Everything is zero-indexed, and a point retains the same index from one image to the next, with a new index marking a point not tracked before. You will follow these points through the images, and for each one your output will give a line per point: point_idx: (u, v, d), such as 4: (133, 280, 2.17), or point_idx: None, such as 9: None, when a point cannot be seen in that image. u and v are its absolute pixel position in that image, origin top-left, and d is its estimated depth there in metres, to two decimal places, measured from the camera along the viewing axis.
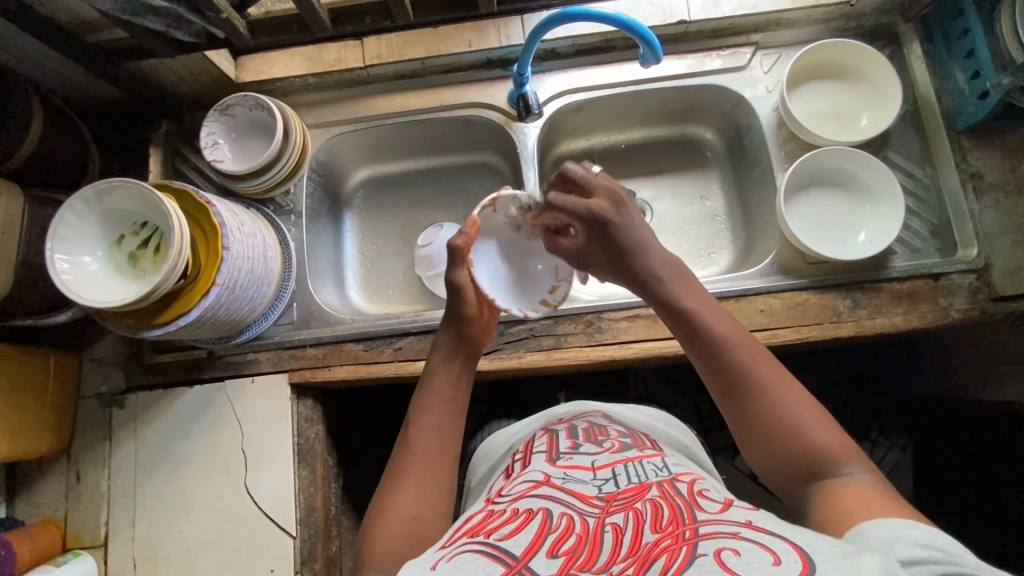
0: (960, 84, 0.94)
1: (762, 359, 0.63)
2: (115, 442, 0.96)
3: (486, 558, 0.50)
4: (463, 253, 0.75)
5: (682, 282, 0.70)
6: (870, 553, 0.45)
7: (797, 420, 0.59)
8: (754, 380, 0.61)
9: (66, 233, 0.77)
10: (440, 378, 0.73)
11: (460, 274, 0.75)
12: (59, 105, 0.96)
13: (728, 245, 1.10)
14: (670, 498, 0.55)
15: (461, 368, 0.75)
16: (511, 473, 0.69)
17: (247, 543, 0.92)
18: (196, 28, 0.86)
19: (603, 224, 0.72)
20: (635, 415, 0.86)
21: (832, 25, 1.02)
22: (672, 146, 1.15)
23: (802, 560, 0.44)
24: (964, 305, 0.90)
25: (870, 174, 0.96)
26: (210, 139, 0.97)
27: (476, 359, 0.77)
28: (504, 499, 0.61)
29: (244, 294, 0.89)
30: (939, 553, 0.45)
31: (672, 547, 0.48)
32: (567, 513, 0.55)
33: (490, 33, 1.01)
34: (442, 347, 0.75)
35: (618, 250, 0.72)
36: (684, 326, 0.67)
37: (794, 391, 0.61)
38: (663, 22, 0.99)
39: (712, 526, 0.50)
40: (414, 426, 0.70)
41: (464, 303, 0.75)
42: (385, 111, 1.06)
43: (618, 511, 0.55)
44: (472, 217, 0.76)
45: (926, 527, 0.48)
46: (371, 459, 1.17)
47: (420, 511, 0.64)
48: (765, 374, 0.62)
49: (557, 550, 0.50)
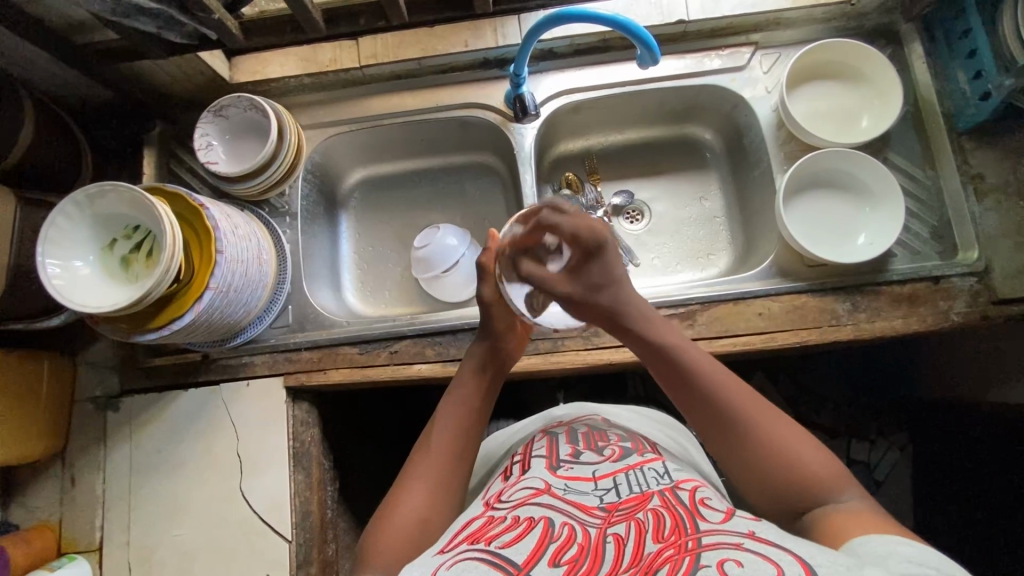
0: (962, 85, 0.93)
1: (751, 399, 0.63)
2: (111, 445, 0.96)
3: (488, 566, 0.50)
4: (491, 269, 0.79)
5: (657, 322, 0.70)
6: (872, 567, 0.45)
7: (788, 454, 0.59)
8: (745, 421, 0.61)
9: (58, 238, 0.77)
10: (470, 387, 0.74)
11: (489, 290, 0.78)
12: (51, 106, 0.95)
13: (727, 246, 1.09)
14: (672, 507, 0.55)
15: (489, 384, 0.76)
16: (510, 476, 0.68)
17: (243, 546, 0.91)
18: (187, 30, 0.84)
19: (598, 250, 0.70)
20: (633, 419, 0.85)
21: (833, 24, 1.00)
22: (671, 147, 1.14)
23: (806, 572, 0.44)
24: (964, 308, 0.89)
25: (870, 176, 0.95)
26: (204, 140, 0.96)
27: (506, 374, 0.78)
28: (504, 505, 0.60)
29: (238, 298, 0.88)
30: (933, 571, 0.45)
31: (674, 557, 0.48)
32: (569, 522, 0.55)
33: (486, 32, 1.00)
34: (476, 358, 0.77)
35: (604, 279, 0.70)
36: (669, 367, 0.67)
37: (777, 416, 0.62)
38: (661, 21, 0.97)
39: (715, 536, 0.49)
40: (433, 430, 0.70)
41: (497, 318, 0.78)
42: (380, 112, 1.05)
43: (620, 521, 0.54)
44: (493, 231, 0.81)
45: (921, 545, 0.48)
46: (367, 461, 1.17)
47: (427, 516, 0.63)
48: (758, 412, 0.62)
49: (559, 559, 0.50)
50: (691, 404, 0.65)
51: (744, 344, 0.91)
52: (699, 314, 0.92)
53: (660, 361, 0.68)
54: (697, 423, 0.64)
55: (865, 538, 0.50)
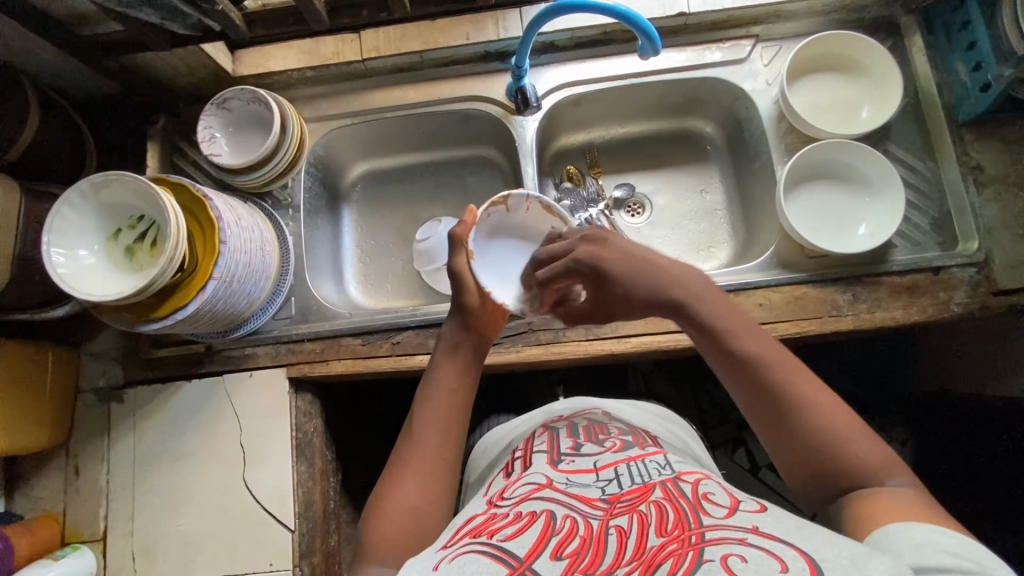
0: (962, 78, 0.93)
1: (825, 398, 0.60)
2: (115, 436, 0.96)
3: (489, 561, 0.50)
4: (464, 241, 0.80)
5: (716, 307, 0.66)
6: (878, 560, 0.45)
7: (802, 398, 0.60)
8: (763, 364, 0.62)
9: (64, 228, 0.77)
10: (446, 368, 0.74)
11: (460, 258, 0.79)
12: (53, 98, 0.96)
13: (728, 239, 1.09)
14: (674, 501, 0.55)
15: (467, 360, 0.75)
16: (511, 472, 0.68)
17: (247, 537, 0.92)
18: (191, 21, 0.85)
19: (604, 271, 0.70)
20: (634, 412, 0.85)
21: (833, 16, 1.01)
22: (672, 140, 1.14)
23: (810, 567, 0.44)
24: (964, 299, 0.90)
25: (871, 168, 0.95)
26: (207, 132, 0.96)
27: (485, 353, 0.78)
28: (506, 501, 0.60)
29: (241, 289, 0.88)
30: (968, 563, 0.46)
31: (677, 551, 0.47)
32: (571, 515, 0.55)
33: (487, 24, 1.00)
34: (449, 337, 0.77)
35: (625, 291, 0.69)
36: (734, 365, 0.63)
37: (844, 414, 0.60)
38: (662, 14, 0.98)
39: (718, 530, 0.50)
40: (416, 416, 0.70)
41: (465, 293, 0.78)
42: (383, 105, 1.05)
43: (622, 513, 0.54)
44: (470, 206, 0.82)
45: (963, 537, 0.48)
46: (369, 453, 1.17)
47: (420, 503, 0.64)
48: (776, 358, 0.63)
49: (561, 553, 0.50)
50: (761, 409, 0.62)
51: None
52: None
53: (731, 363, 0.64)
54: (745, 401, 0.63)
55: (903, 526, 0.50)
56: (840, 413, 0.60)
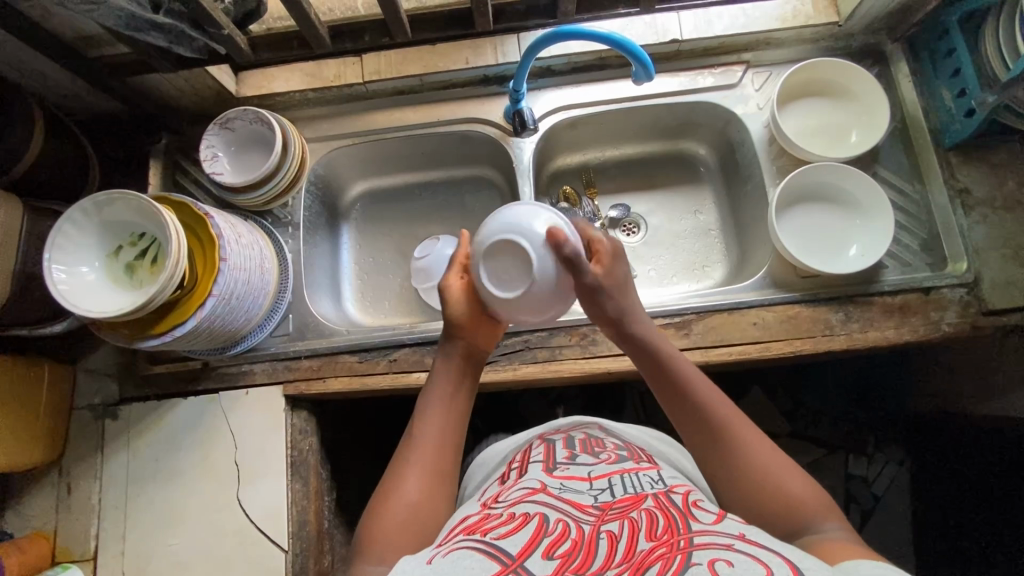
0: (947, 102, 0.96)
1: (786, 465, 0.61)
2: (108, 453, 0.96)
3: (483, 556, 0.50)
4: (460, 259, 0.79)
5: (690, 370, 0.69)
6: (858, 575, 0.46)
7: (745, 443, 0.63)
8: (710, 408, 0.65)
9: (65, 245, 0.78)
10: (441, 372, 0.74)
11: (453, 275, 0.77)
12: (58, 116, 0.97)
13: (722, 259, 1.11)
14: (665, 509, 0.55)
15: (455, 370, 0.74)
16: (507, 480, 0.68)
17: (239, 555, 0.91)
18: (198, 45, 0.87)
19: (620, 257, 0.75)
20: (627, 426, 0.85)
21: (821, 44, 1.04)
22: (666, 161, 1.17)
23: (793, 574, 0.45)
24: (955, 319, 0.91)
25: (859, 189, 0.97)
26: (210, 152, 0.98)
27: (476, 371, 0.76)
28: (501, 503, 0.60)
29: (240, 305, 0.89)
30: None
31: (666, 555, 0.48)
32: (564, 519, 0.55)
33: (487, 50, 1.03)
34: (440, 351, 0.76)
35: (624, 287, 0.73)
36: (698, 423, 0.65)
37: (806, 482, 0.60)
38: (656, 41, 1.01)
39: (706, 536, 0.50)
40: (416, 421, 0.70)
41: (453, 306, 0.75)
42: (385, 126, 1.07)
43: (614, 519, 0.54)
44: (465, 231, 0.81)
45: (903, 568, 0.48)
46: (364, 473, 1.16)
47: (420, 501, 0.64)
48: (724, 408, 0.65)
49: (553, 553, 0.50)
50: (724, 471, 0.63)
51: (740, 353, 0.92)
52: (695, 324, 0.94)
53: (696, 424, 0.65)
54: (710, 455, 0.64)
55: (855, 562, 0.49)
56: (793, 472, 0.61)
